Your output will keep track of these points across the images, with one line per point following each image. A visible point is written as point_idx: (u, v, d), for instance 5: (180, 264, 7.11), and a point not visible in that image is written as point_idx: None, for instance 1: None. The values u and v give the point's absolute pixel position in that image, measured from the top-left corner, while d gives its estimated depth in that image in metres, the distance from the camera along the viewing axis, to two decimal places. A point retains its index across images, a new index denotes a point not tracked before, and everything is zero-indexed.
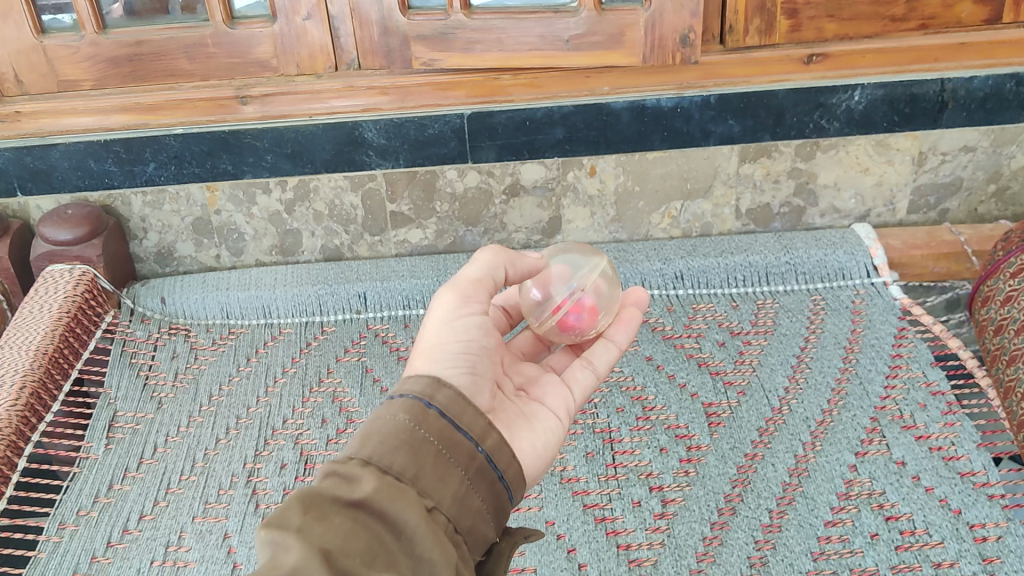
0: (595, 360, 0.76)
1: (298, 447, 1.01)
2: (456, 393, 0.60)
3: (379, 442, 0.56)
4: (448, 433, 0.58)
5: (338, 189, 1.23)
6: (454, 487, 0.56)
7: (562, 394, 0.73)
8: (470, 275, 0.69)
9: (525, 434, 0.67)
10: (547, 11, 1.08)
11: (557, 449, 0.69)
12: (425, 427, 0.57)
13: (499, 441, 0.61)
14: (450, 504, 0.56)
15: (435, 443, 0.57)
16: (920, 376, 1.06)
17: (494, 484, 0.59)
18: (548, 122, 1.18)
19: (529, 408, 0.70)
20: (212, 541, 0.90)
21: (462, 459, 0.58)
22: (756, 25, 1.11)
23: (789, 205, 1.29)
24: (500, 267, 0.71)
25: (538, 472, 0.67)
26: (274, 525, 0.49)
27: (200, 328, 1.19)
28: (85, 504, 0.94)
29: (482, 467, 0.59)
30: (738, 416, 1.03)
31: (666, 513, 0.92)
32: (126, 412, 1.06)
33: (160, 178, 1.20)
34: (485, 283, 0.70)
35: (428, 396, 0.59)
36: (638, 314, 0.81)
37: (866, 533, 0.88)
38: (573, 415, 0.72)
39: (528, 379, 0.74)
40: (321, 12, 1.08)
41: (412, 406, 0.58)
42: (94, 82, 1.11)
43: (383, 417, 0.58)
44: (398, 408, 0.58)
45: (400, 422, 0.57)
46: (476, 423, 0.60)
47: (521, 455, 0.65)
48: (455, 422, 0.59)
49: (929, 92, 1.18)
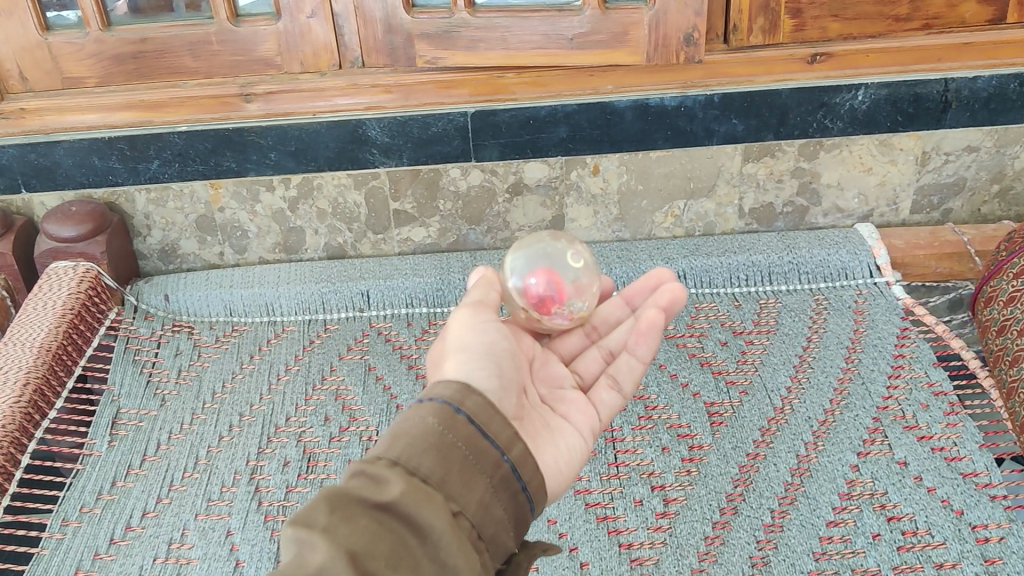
0: (622, 380, 0.75)
1: (301, 445, 1.01)
2: (484, 401, 0.60)
3: (407, 444, 0.56)
4: (475, 440, 0.58)
5: (341, 187, 1.23)
6: (478, 494, 0.56)
7: (587, 413, 0.72)
8: (473, 298, 0.69)
9: (548, 448, 0.66)
10: (551, 10, 1.08)
11: (579, 465, 0.68)
12: (454, 432, 0.57)
13: (524, 451, 0.60)
14: (474, 510, 0.56)
15: (463, 448, 0.57)
16: (923, 376, 1.06)
17: (517, 495, 0.59)
18: (552, 121, 1.18)
19: (554, 421, 0.69)
20: (215, 539, 0.90)
21: (488, 466, 0.58)
22: (760, 24, 1.11)
23: (792, 204, 1.29)
24: (493, 289, 0.71)
25: (561, 488, 0.67)
26: (300, 524, 0.49)
27: (203, 325, 1.19)
28: (88, 501, 0.94)
29: (506, 476, 0.59)
30: (740, 416, 1.03)
31: (667, 513, 0.92)
32: (129, 409, 1.06)
33: (163, 175, 1.19)
34: (489, 303, 0.69)
35: (457, 401, 0.59)
36: (661, 319, 0.73)
37: (868, 533, 0.88)
38: (597, 435, 0.72)
39: (556, 392, 0.74)
40: (325, 10, 1.08)
41: (442, 410, 0.58)
42: (98, 80, 1.12)
43: (412, 418, 0.57)
44: (428, 411, 0.58)
45: (429, 425, 0.57)
46: (503, 432, 0.59)
47: (544, 469, 0.65)
48: (483, 430, 0.58)
49: (933, 92, 1.17)
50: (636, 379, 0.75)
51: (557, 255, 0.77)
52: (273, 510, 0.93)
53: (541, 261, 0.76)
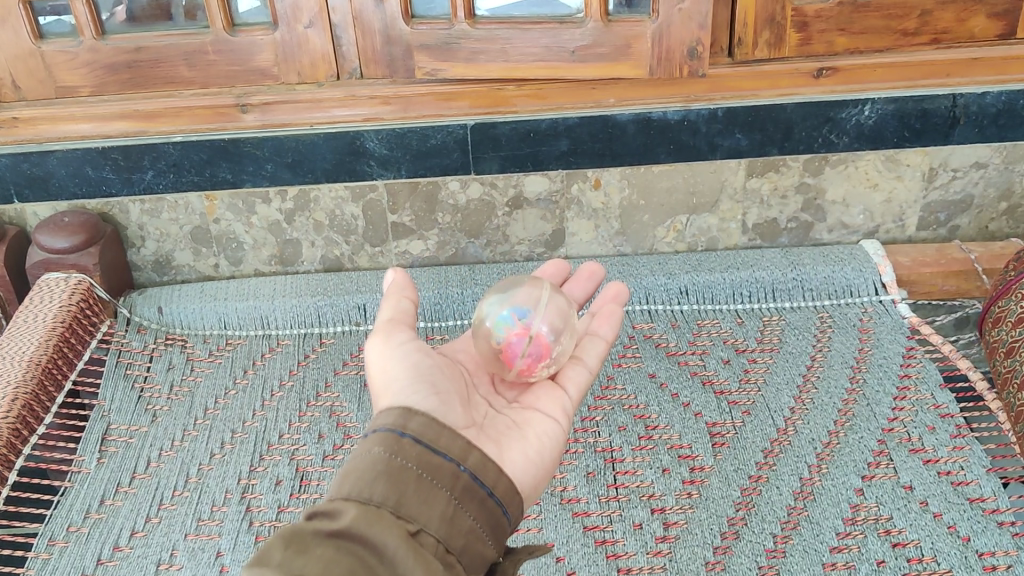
0: (596, 329, 0.78)
1: (294, 463, 0.99)
2: (429, 419, 0.58)
3: (357, 478, 0.53)
4: (427, 457, 0.55)
5: (339, 200, 1.21)
6: (439, 510, 0.53)
7: (558, 397, 0.70)
8: (384, 316, 0.67)
9: (517, 445, 0.63)
10: (552, 22, 1.06)
11: (556, 451, 0.66)
12: (402, 455, 0.55)
13: (482, 458, 0.58)
14: (437, 526, 0.53)
15: (415, 468, 0.54)
16: (929, 399, 1.04)
17: (485, 501, 0.56)
18: (553, 133, 1.16)
19: (522, 419, 0.66)
20: (204, 560, 0.87)
21: (446, 479, 0.55)
22: (765, 38, 1.09)
23: (797, 219, 1.27)
24: (404, 299, 0.68)
25: (541, 480, 0.64)
26: (253, 564, 0.47)
27: (197, 338, 1.18)
28: (75, 520, 0.92)
29: (469, 486, 0.56)
30: (742, 437, 1.01)
31: (668, 537, 0.89)
32: (119, 425, 1.04)
33: (159, 186, 1.18)
34: (401, 318, 0.67)
35: (400, 425, 0.56)
36: (618, 308, 0.81)
37: (873, 560, 0.86)
38: (572, 415, 0.69)
39: (521, 389, 0.72)
40: (323, 21, 1.07)
41: (386, 437, 0.56)
42: (92, 89, 1.10)
43: (359, 454, 0.55)
44: (372, 442, 0.56)
45: (376, 455, 0.55)
46: (455, 443, 0.57)
47: (517, 463, 0.62)
48: (433, 447, 0.56)
49: (940, 107, 1.15)
50: (614, 324, 0.79)
51: (534, 284, 0.77)
52: (264, 531, 0.91)
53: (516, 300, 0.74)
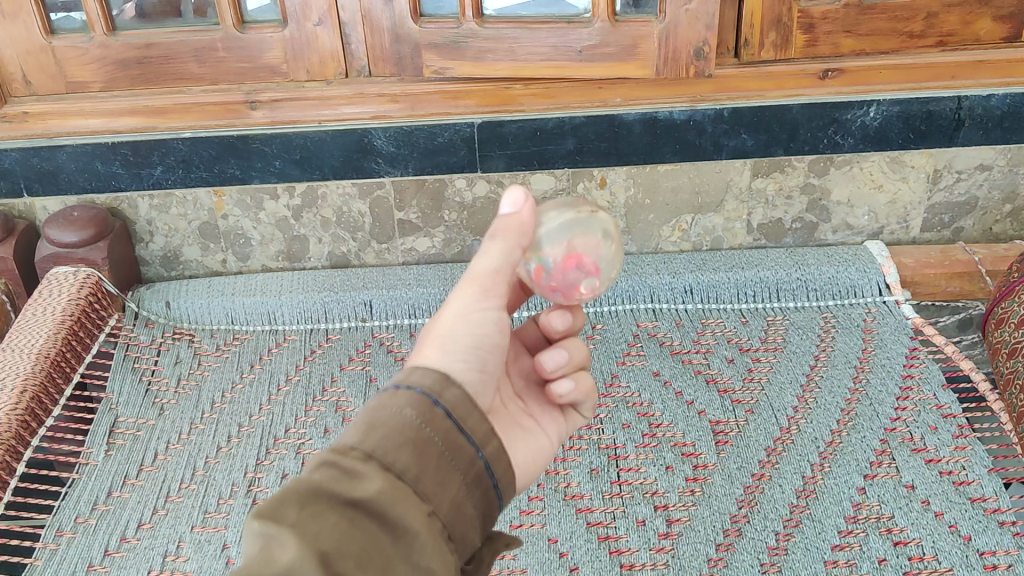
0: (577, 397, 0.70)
1: (300, 456, 1.00)
2: (464, 395, 0.56)
3: (384, 436, 0.52)
4: (452, 435, 0.54)
5: (346, 196, 1.22)
6: (452, 494, 0.53)
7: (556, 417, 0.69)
8: (489, 266, 0.59)
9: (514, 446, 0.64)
10: (560, 21, 1.06)
11: (542, 466, 0.66)
12: (431, 427, 0.53)
13: (500, 448, 0.57)
14: (446, 510, 0.53)
15: (439, 445, 0.53)
16: (931, 399, 1.05)
17: (489, 492, 0.56)
18: (559, 132, 1.17)
19: (525, 419, 0.67)
20: (210, 551, 0.88)
21: (463, 463, 0.54)
22: (772, 39, 1.10)
23: (801, 220, 1.28)
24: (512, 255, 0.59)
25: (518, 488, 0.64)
26: (267, 518, 0.46)
27: (204, 333, 1.19)
28: (82, 512, 0.93)
29: (480, 474, 0.55)
30: (745, 435, 1.02)
31: (670, 533, 0.90)
32: (127, 418, 1.05)
33: (167, 181, 1.19)
34: (505, 274, 0.60)
35: (436, 392, 0.55)
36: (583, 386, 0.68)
37: (874, 558, 0.86)
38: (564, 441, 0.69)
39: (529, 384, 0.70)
40: (332, 19, 1.08)
41: (420, 402, 0.54)
42: (103, 84, 1.11)
43: (388, 408, 0.54)
44: (404, 402, 0.54)
45: (407, 418, 0.53)
46: (480, 427, 0.56)
47: None
48: (460, 425, 0.55)
49: (945, 109, 1.16)
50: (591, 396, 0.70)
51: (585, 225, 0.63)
52: None
53: (545, 218, 0.62)
